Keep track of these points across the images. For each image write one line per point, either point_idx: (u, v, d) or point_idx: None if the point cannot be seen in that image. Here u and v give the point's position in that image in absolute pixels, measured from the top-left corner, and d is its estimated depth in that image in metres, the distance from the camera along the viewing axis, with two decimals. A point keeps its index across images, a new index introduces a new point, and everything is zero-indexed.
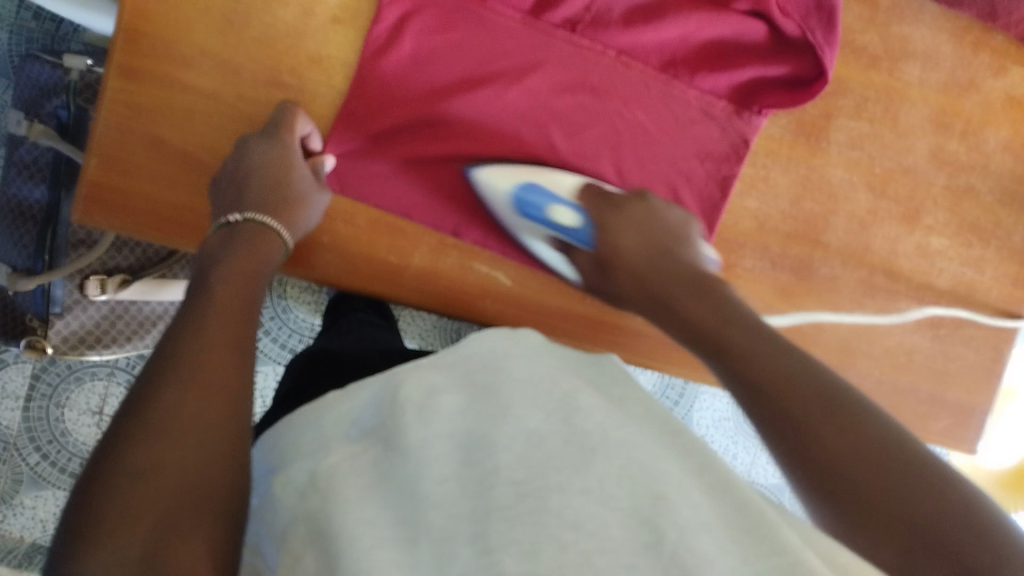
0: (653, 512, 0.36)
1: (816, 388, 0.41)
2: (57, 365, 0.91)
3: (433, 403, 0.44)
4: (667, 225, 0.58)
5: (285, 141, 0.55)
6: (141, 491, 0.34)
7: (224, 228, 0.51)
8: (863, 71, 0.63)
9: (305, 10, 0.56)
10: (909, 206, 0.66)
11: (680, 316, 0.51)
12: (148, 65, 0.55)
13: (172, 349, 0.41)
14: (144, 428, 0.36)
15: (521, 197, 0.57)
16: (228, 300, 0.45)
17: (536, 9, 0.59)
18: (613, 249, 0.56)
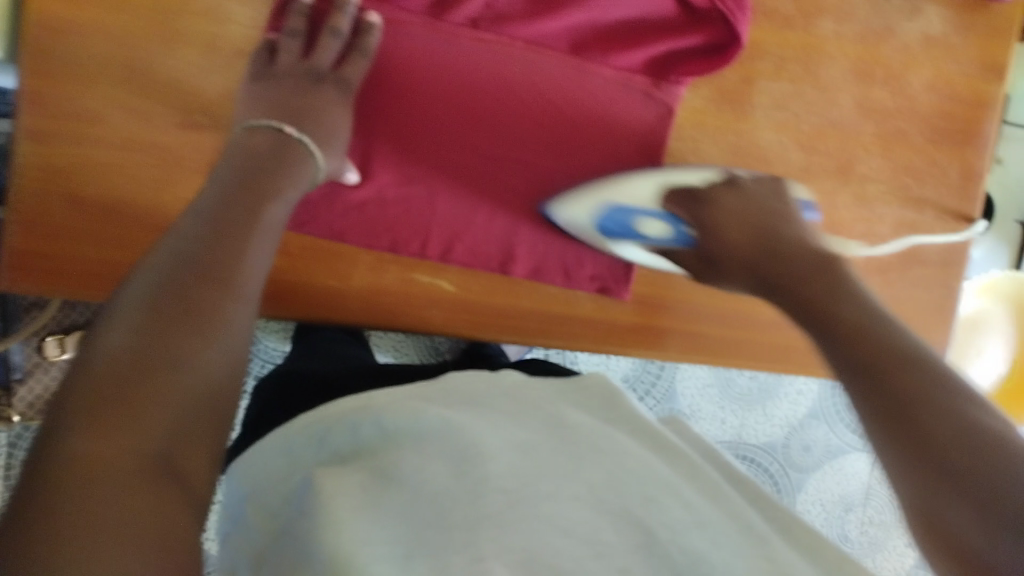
0: (644, 511, 0.42)
1: (923, 366, 0.39)
2: (31, 431, 0.94)
3: (425, 426, 0.46)
4: (763, 206, 0.56)
5: (342, 94, 0.56)
6: (149, 389, 0.35)
7: (273, 132, 0.53)
8: (778, 31, 0.63)
9: (206, 47, 0.56)
10: (841, 159, 0.66)
11: (800, 298, 0.49)
12: (56, 124, 0.54)
13: (185, 264, 0.41)
14: (152, 331, 0.37)
15: (605, 216, 0.58)
16: (228, 235, 0.45)
17: (436, 10, 0.57)
18: (719, 243, 0.55)
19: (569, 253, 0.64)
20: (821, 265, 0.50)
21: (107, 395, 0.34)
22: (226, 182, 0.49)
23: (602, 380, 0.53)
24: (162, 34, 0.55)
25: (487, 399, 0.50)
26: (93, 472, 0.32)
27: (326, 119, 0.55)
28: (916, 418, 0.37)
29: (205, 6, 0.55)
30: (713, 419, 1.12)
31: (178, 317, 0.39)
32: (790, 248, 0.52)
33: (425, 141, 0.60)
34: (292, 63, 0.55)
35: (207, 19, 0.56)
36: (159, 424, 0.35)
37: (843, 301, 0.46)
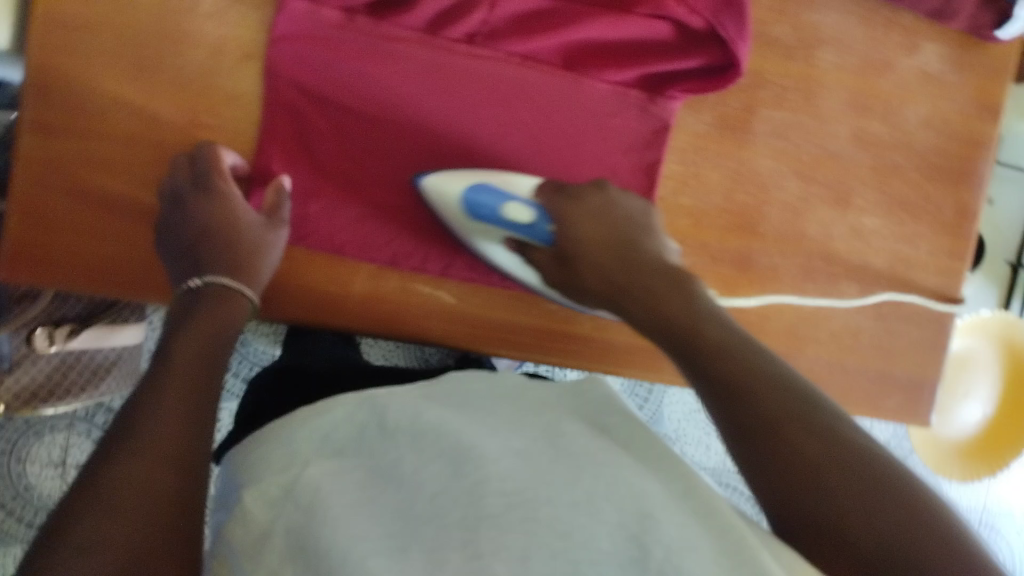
0: (640, 529, 0.38)
1: (782, 386, 0.45)
2: (15, 420, 1.02)
3: (423, 425, 0.47)
4: (626, 213, 0.58)
5: (228, 205, 0.56)
6: (78, 564, 0.37)
7: (189, 292, 0.54)
8: (779, 61, 0.64)
9: (215, 50, 0.57)
10: (839, 190, 0.67)
11: (709, 362, 0.47)
12: (61, 118, 0.55)
13: (120, 442, 0.43)
14: (88, 511, 0.39)
15: (471, 199, 0.57)
16: (185, 376, 0.48)
17: (432, 27, 0.59)
18: (573, 239, 0.57)
19: None
20: (713, 316, 0.50)
21: (74, 535, 0.38)
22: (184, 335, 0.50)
23: (598, 382, 0.54)
24: (173, 31, 0.56)
25: (483, 406, 0.50)
26: None
27: (243, 243, 0.56)
28: (783, 434, 0.42)
29: (216, 9, 0.56)
30: (698, 443, 1.13)
31: (111, 490, 0.40)
32: (647, 285, 0.54)
33: (422, 151, 0.61)
34: (184, 218, 0.55)
35: (217, 22, 0.56)
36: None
37: (746, 369, 0.45)
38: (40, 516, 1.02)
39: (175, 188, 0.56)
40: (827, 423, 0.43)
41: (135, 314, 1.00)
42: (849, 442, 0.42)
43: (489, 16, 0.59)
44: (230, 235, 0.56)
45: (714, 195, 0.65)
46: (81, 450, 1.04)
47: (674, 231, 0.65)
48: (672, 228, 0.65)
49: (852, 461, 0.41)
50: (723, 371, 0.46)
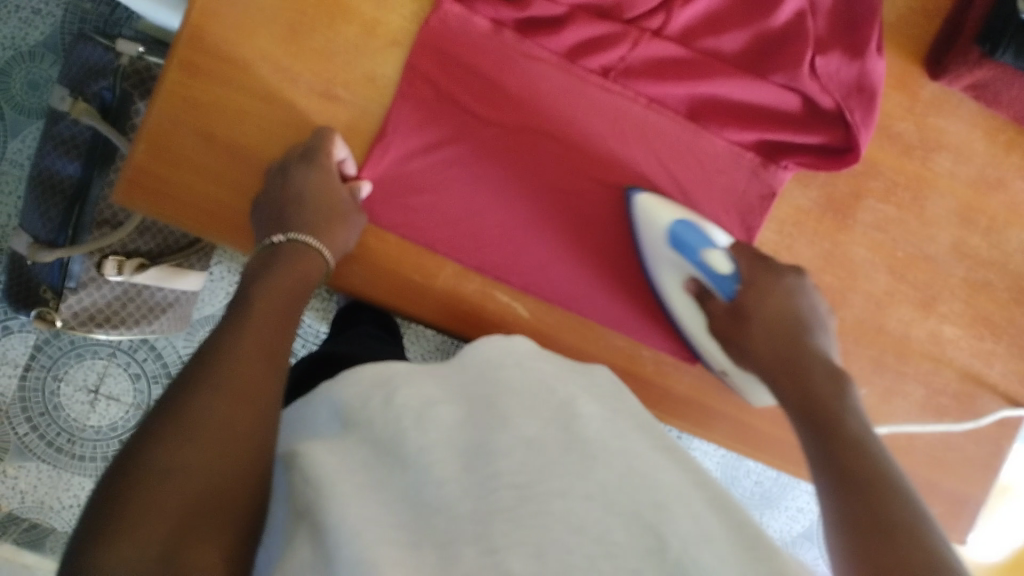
0: (656, 520, 0.39)
1: (876, 469, 0.44)
2: (60, 340, 1.04)
3: (432, 412, 0.46)
4: (811, 304, 0.58)
5: (326, 168, 0.57)
6: (156, 489, 0.38)
7: (269, 248, 0.55)
8: (896, 157, 0.65)
9: (367, 30, 0.59)
10: (926, 293, 0.67)
11: (842, 464, 0.45)
12: (208, 62, 0.57)
13: (200, 378, 0.44)
14: (166, 439, 0.40)
15: (679, 232, 0.58)
16: (265, 315, 0.50)
17: (572, 54, 0.61)
18: (761, 318, 0.57)
19: (647, 309, 0.64)
20: (837, 382, 0.51)
21: (163, 453, 0.39)
22: (263, 287, 0.51)
23: (613, 382, 0.56)
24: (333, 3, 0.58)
25: (489, 383, 0.50)
26: (139, 522, 0.37)
27: (331, 213, 0.57)
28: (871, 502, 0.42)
29: None
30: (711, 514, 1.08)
31: (189, 427, 0.41)
32: (757, 342, 0.56)
33: (533, 167, 0.62)
34: (284, 181, 0.57)
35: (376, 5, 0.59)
36: (159, 528, 0.37)
37: (842, 428, 0.47)
38: (62, 437, 1.04)
39: (286, 158, 0.58)
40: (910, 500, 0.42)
41: (201, 262, 1.01)
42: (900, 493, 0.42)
43: (628, 54, 0.61)
44: (321, 202, 0.57)
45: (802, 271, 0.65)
46: (116, 383, 1.05)
47: None
48: None
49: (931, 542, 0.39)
50: (825, 427, 0.48)
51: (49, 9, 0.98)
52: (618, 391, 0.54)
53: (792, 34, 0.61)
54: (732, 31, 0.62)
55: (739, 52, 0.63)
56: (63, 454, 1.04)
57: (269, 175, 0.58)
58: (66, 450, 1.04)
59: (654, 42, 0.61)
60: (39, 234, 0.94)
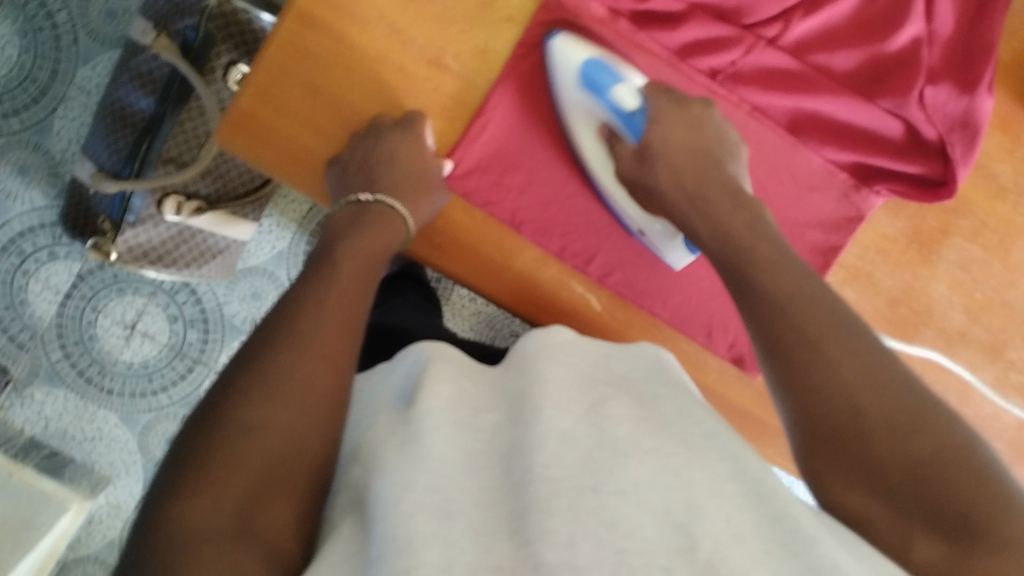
0: (685, 521, 0.37)
1: (870, 366, 0.44)
2: (103, 272, 1.04)
3: (476, 414, 0.45)
4: (717, 135, 0.58)
5: (420, 136, 0.58)
6: (232, 445, 0.39)
7: (354, 205, 0.57)
8: (989, 198, 0.64)
9: (484, 3, 0.59)
10: (997, 338, 0.66)
11: (837, 376, 0.43)
12: (325, 13, 0.57)
13: (286, 334, 0.44)
14: (247, 398, 0.41)
15: (591, 68, 0.55)
16: (346, 280, 0.50)
17: (682, 52, 0.60)
18: (660, 141, 0.57)
19: (718, 316, 0.65)
20: (812, 285, 0.48)
21: (244, 410, 0.40)
22: (344, 249, 0.53)
23: (652, 363, 0.54)
24: None
25: (525, 374, 0.48)
26: (217, 479, 0.38)
27: (416, 182, 0.58)
28: (874, 413, 0.42)
29: None
30: None
31: (272, 384, 0.42)
32: (714, 215, 0.54)
33: None
34: (377, 142, 0.58)
35: None
36: (233, 487, 0.38)
37: (819, 364, 0.44)
38: (92, 368, 1.05)
39: (378, 123, 0.59)
40: (925, 395, 0.43)
41: (255, 212, 1.01)
42: (887, 382, 0.43)
43: (740, 59, 0.60)
44: (412, 168, 0.58)
45: (880, 299, 0.64)
46: (153, 321, 1.05)
47: None
48: None
49: (948, 445, 0.40)
50: (795, 373, 0.45)
51: None
52: (666, 370, 0.53)
53: (907, 60, 0.61)
54: (847, 50, 0.61)
55: (851, 72, 0.61)
56: (92, 385, 1.05)
57: (362, 133, 0.59)
58: (95, 382, 1.05)
59: (767, 51, 0.60)
60: (104, 164, 0.95)
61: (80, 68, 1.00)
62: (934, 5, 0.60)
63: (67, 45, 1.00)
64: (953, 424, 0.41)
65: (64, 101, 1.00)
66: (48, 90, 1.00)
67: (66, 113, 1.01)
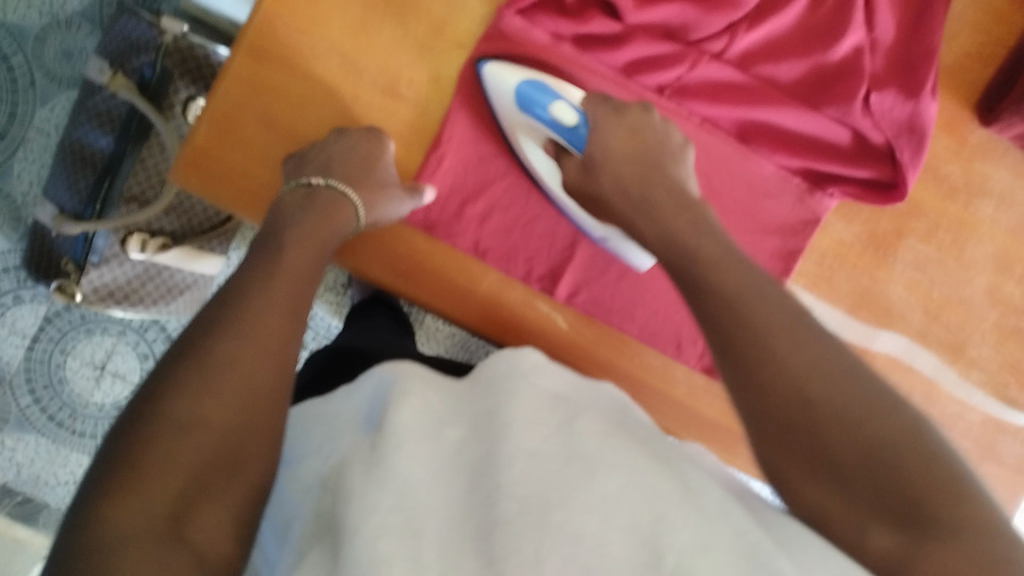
0: (652, 532, 0.36)
1: (821, 356, 0.40)
2: (70, 314, 1.02)
3: (441, 428, 0.44)
4: (657, 136, 0.57)
5: (384, 142, 0.58)
6: (163, 443, 0.36)
7: (304, 188, 0.54)
8: (940, 199, 0.66)
9: (435, 31, 0.60)
10: (957, 337, 0.67)
11: (784, 367, 0.40)
12: (278, 47, 0.57)
13: (225, 321, 0.42)
14: (184, 390, 0.38)
15: (527, 90, 0.56)
16: (293, 269, 0.48)
17: (629, 70, 0.61)
18: (602, 152, 0.55)
19: (685, 327, 0.65)
20: (761, 282, 0.45)
21: (179, 404, 0.38)
22: (291, 235, 0.50)
23: (615, 398, 0.53)
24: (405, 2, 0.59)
25: (496, 392, 0.47)
26: (147, 474, 0.35)
27: (370, 178, 0.56)
28: (827, 402, 0.39)
29: None
30: None
31: (208, 377, 0.39)
32: (663, 218, 0.51)
33: None
34: (339, 138, 0.57)
35: (447, 7, 0.60)
36: (169, 485, 0.35)
37: (767, 353, 0.41)
38: (63, 411, 1.03)
39: (342, 125, 0.58)
40: (880, 381, 0.40)
41: (221, 246, 1.00)
42: (838, 369, 0.40)
43: (686, 75, 0.61)
44: (365, 162, 0.56)
45: (841, 304, 0.65)
46: (123, 360, 1.04)
47: None
48: None
49: (904, 430, 0.38)
50: (747, 369, 0.41)
51: None
52: (618, 404, 0.52)
53: (848, 68, 0.62)
54: (790, 61, 0.62)
55: (794, 82, 0.63)
56: (63, 429, 1.03)
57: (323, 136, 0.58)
58: (67, 426, 1.03)
59: (711, 65, 0.61)
60: (65, 206, 0.94)
61: (38, 109, 1.00)
62: (873, 15, 0.62)
63: (23, 88, 0.99)
64: (908, 415, 0.38)
65: (22, 144, 1.00)
66: (6, 133, 0.99)
67: (25, 155, 1.00)
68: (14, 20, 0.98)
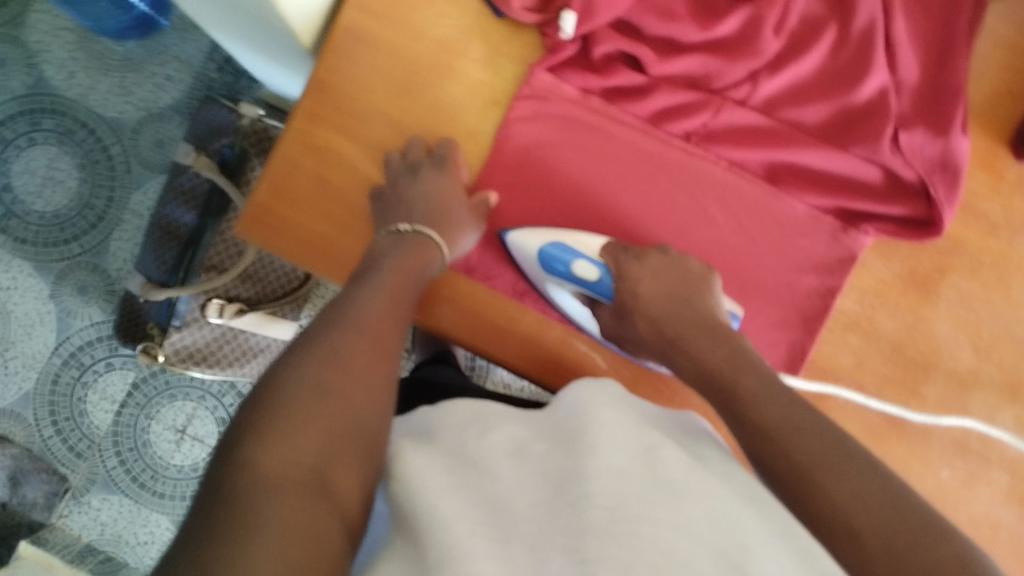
0: (741, 559, 0.37)
1: (850, 468, 0.42)
2: (155, 379, 1.10)
3: (527, 448, 0.45)
4: (689, 273, 0.59)
5: (454, 173, 0.62)
6: (296, 414, 0.43)
7: (394, 233, 0.59)
8: (982, 236, 0.65)
9: (472, 90, 0.64)
10: (1012, 376, 0.65)
11: (819, 490, 0.42)
12: (329, 110, 0.63)
13: (339, 315, 0.51)
14: (309, 359, 0.46)
15: (550, 254, 0.60)
16: (395, 284, 0.55)
17: (655, 119, 0.64)
18: (633, 296, 0.59)
19: None
20: (799, 412, 0.46)
21: (310, 372, 0.45)
22: (390, 261, 0.57)
23: (704, 433, 0.52)
24: (444, 64, 0.64)
25: (581, 413, 0.47)
26: (287, 420, 0.42)
27: (450, 221, 0.61)
28: (855, 516, 0.40)
29: (483, 58, 0.64)
30: None
31: (332, 355, 0.47)
32: (701, 355, 0.53)
33: (612, 225, 0.64)
34: (414, 181, 0.61)
35: (482, 68, 0.64)
36: (310, 438, 0.42)
37: (806, 476, 0.43)
38: (146, 473, 1.08)
39: (414, 158, 0.63)
40: (908, 494, 0.41)
41: (292, 312, 1.06)
42: (866, 486, 0.41)
43: (710, 121, 0.64)
44: (440, 201, 0.61)
45: (884, 343, 0.64)
46: (202, 424, 1.10)
47: (836, 366, 0.64)
48: (835, 361, 0.64)
49: (934, 547, 0.39)
50: (794, 504, 0.43)
51: (179, 77, 1.09)
52: (701, 433, 0.52)
53: (875, 108, 0.63)
54: (815, 104, 0.64)
55: (821, 124, 0.64)
56: (145, 490, 1.08)
57: (397, 174, 0.62)
58: (148, 487, 1.08)
59: (736, 110, 0.64)
60: (152, 275, 1.00)
61: (133, 193, 1.08)
62: (896, 56, 0.64)
63: (121, 174, 1.08)
64: (940, 529, 0.40)
65: (118, 225, 1.08)
66: (104, 216, 1.07)
67: (121, 236, 1.08)
68: (113, 117, 1.08)
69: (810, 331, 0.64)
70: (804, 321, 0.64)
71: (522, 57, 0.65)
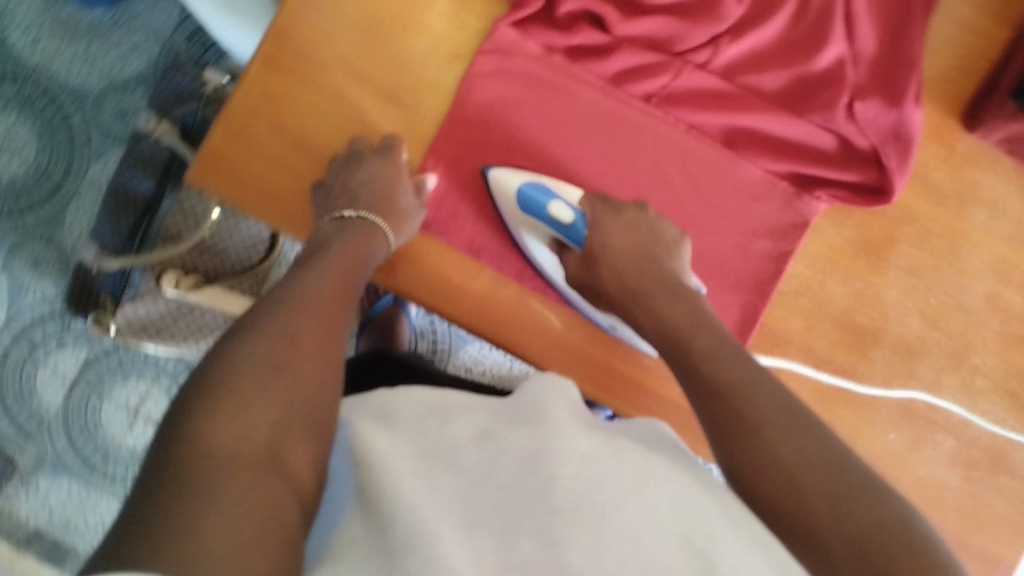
0: (702, 544, 0.39)
1: (786, 419, 0.44)
2: (109, 358, 1.05)
3: (487, 429, 0.46)
4: (656, 233, 0.61)
5: (397, 163, 0.62)
6: (248, 387, 0.41)
7: (338, 220, 0.60)
8: (932, 206, 0.66)
9: (434, 44, 0.64)
10: (959, 342, 0.67)
11: (754, 435, 0.43)
12: (290, 58, 0.62)
13: (288, 297, 0.50)
14: (259, 335, 0.45)
15: (529, 194, 0.61)
16: (343, 266, 0.55)
17: (616, 79, 0.65)
18: (601, 245, 0.60)
19: None
20: (753, 371, 0.48)
21: (263, 350, 0.44)
22: (336, 245, 0.58)
23: (648, 427, 0.51)
24: (407, 17, 0.63)
25: (538, 399, 0.49)
26: (241, 395, 0.41)
27: (394, 205, 0.61)
28: (785, 459, 0.42)
29: (447, 12, 0.64)
30: None
31: (282, 330, 0.46)
32: (660, 311, 0.56)
33: (571, 184, 0.64)
34: (358, 168, 0.61)
35: (446, 23, 0.64)
36: (263, 411, 0.41)
37: (747, 427, 0.44)
38: (96, 454, 1.05)
39: (357, 149, 0.63)
40: (843, 447, 0.42)
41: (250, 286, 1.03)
42: (802, 436, 0.43)
43: (671, 83, 0.65)
44: (387, 189, 0.61)
45: (835, 308, 0.66)
46: (157, 405, 1.06)
47: (787, 329, 0.65)
48: (786, 325, 0.65)
49: (856, 487, 0.40)
50: (732, 445, 0.44)
51: (146, 47, 1.07)
52: (653, 428, 0.51)
53: (831, 77, 0.65)
54: (773, 71, 0.65)
55: (779, 91, 0.65)
56: (95, 472, 1.05)
57: (341, 164, 0.63)
58: (98, 469, 1.05)
59: (694, 73, 0.65)
60: (107, 243, 0.94)
61: (92, 163, 1.05)
62: (855, 27, 0.64)
63: (80, 145, 1.05)
64: (868, 477, 0.41)
65: (76, 197, 1.05)
66: (62, 186, 1.05)
67: (78, 207, 1.05)
68: (76, 83, 1.05)
69: (762, 293, 0.65)
70: (756, 284, 0.65)
71: (486, 13, 0.65)
